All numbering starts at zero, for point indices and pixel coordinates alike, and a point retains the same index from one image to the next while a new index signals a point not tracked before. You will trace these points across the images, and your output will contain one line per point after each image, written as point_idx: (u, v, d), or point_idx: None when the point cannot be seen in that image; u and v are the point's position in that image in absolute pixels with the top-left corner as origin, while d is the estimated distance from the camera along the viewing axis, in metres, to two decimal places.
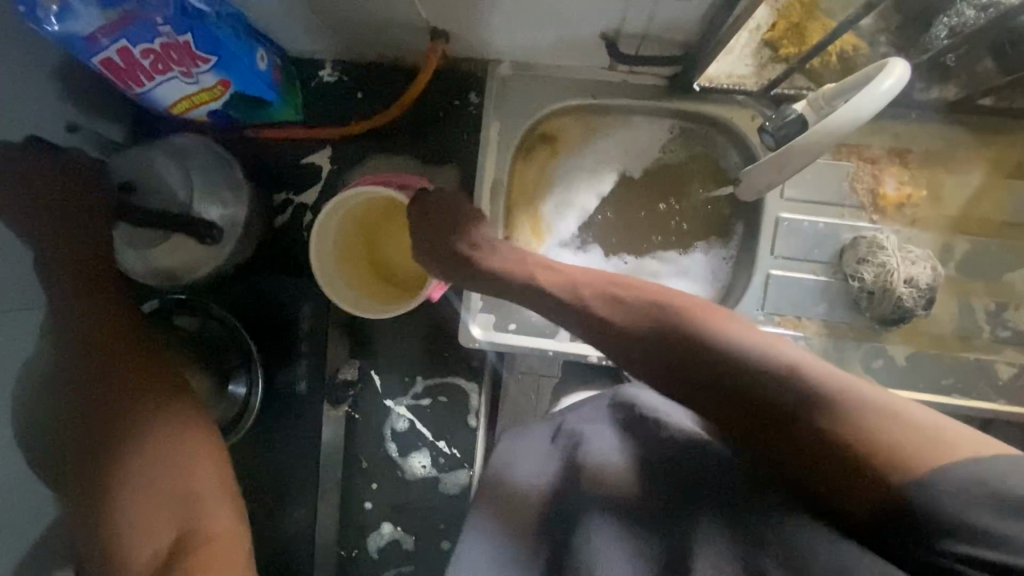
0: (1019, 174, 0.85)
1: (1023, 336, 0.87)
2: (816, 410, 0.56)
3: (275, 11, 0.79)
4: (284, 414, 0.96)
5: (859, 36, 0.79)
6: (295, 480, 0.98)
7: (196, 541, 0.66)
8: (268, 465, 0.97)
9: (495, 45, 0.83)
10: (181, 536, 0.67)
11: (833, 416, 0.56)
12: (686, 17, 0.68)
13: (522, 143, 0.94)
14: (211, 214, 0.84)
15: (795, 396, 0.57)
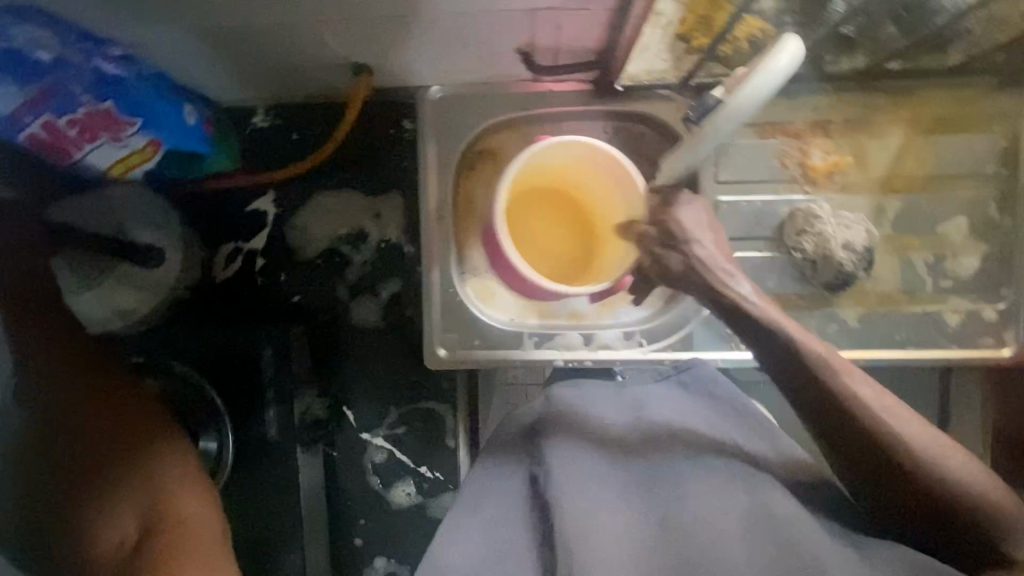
0: (937, 129, 0.88)
1: (965, 283, 0.89)
2: (882, 428, 0.68)
3: (195, 63, 0.79)
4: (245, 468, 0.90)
5: (765, 19, 0.80)
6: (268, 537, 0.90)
7: (164, 524, 0.67)
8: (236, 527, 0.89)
9: (417, 71, 0.85)
10: (143, 525, 0.66)
11: (896, 441, 0.68)
12: (589, 25, 0.69)
13: (463, 161, 0.95)
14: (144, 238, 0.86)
15: (868, 418, 0.69)
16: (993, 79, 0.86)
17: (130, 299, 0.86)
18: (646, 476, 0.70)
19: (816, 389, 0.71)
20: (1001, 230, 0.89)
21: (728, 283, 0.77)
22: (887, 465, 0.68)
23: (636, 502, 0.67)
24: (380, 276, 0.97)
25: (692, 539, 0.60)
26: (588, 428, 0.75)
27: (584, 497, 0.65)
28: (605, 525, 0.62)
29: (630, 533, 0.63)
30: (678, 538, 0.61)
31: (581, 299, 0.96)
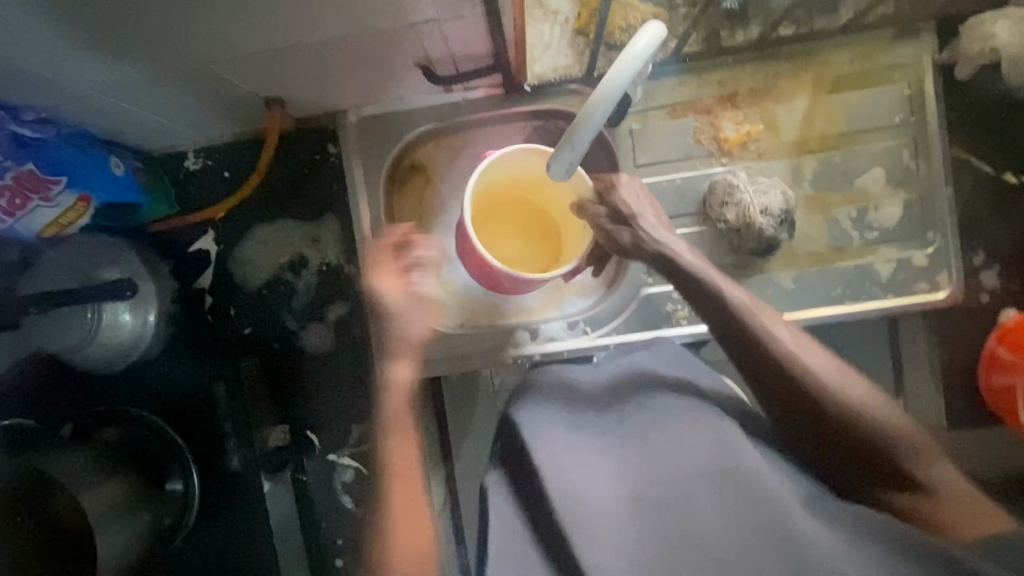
0: (840, 87, 0.90)
1: (891, 231, 0.91)
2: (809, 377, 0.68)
3: (125, 115, 0.81)
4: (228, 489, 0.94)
5: (658, 5, 0.89)
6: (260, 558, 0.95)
7: None
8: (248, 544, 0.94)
9: (331, 97, 0.88)
10: None
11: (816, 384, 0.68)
12: (473, 32, 0.72)
13: (393, 176, 0.97)
14: (112, 274, 0.87)
15: (795, 362, 0.69)
16: (890, 31, 0.88)
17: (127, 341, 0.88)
18: (628, 442, 0.68)
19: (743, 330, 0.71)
20: (918, 176, 0.90)
21: (664, 247, 0.77)
22: (812, 408, 0.68)
23: (625, 472, 0.65)
24: (326, 299, 0.99)
25: (675, 509, 0.61)
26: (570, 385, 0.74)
27: (569, 473, 0.64)
28: (591, 497, 0.63)
29: (610, 507, 0.62)
30: (664, 507, 0.61)
31: (525, 297, 0.97)
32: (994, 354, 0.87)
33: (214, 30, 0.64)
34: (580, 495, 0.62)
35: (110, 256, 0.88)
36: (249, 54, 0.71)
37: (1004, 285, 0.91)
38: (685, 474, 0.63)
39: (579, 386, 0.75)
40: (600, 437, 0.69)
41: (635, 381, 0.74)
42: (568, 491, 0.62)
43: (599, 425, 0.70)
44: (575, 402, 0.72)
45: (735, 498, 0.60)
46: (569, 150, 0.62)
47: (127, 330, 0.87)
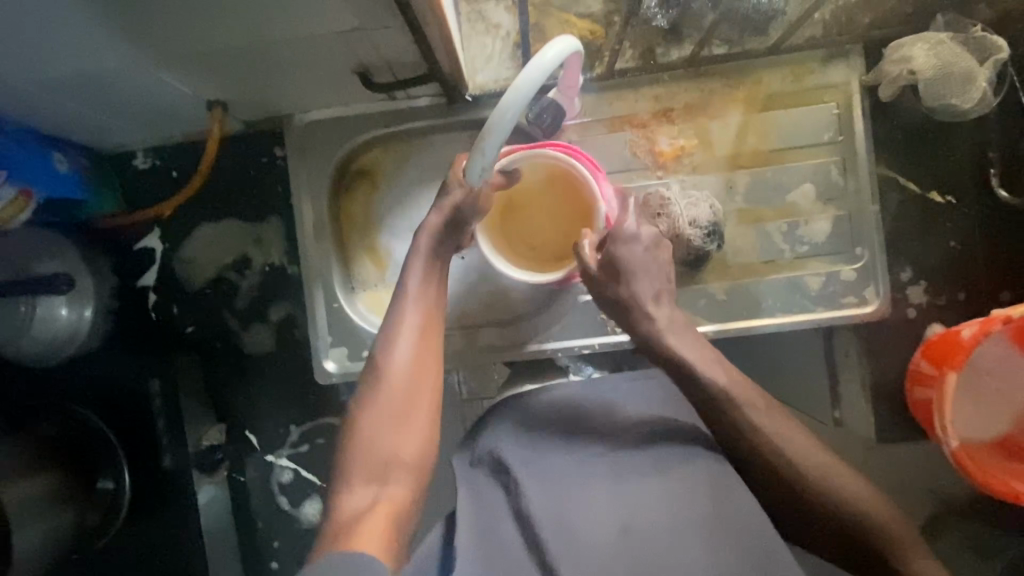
0: (771, 105, 0.92)
1: (820, 246, 0.93)
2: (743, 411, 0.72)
3: (63, 113, 0.82)
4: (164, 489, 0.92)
5: (594, 21, 0.92)
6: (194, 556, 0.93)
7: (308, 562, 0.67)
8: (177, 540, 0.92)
9: (274, 101, 0.90)
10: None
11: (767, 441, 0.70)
12: (401, 41, 0.74)
13: (339, 179, 0.98)
14: (48, 267, 0.87)
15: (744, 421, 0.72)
16: (820, 53, 0.91)
17: (61, 336, 0.89)
18: (617, 472, 0.69)
19: (697, 390, 0.74)
20: (846, 192, 0.92)
21: (641, 306, 0.78)
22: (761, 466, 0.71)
23: (613, 499, 0.66)
24: (268, 299, 1.00)
25: (657, 540, 0.62)
26: (568, 418, 0.76)
27: (559, 505, 0.66)
28: (581, 529, 0.63)
29: (598, 535, 0.63)
30: (646, 538, 0.62)
31: (466, 302, 0.98)
32: (918, 365, 0.88)
33: (142, 32, 0.66)
34: (572, 528, 0.63)
35: (49, 249, 0.88)
36: (182, 58, 0.74)
37: (930, 300, 0.93)
38: (664, 510, 0.64)
39: (575, 419, 0.75)
40: (588, 467, 0.70)
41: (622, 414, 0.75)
42: (558, 523, 0.64)
43: (591, 451, 0.72)
44: (573, 430, 0.74)
45: (719, 534, 0.62)
46: (480, 155, 0.65)
47: (61, 324, 0.88)
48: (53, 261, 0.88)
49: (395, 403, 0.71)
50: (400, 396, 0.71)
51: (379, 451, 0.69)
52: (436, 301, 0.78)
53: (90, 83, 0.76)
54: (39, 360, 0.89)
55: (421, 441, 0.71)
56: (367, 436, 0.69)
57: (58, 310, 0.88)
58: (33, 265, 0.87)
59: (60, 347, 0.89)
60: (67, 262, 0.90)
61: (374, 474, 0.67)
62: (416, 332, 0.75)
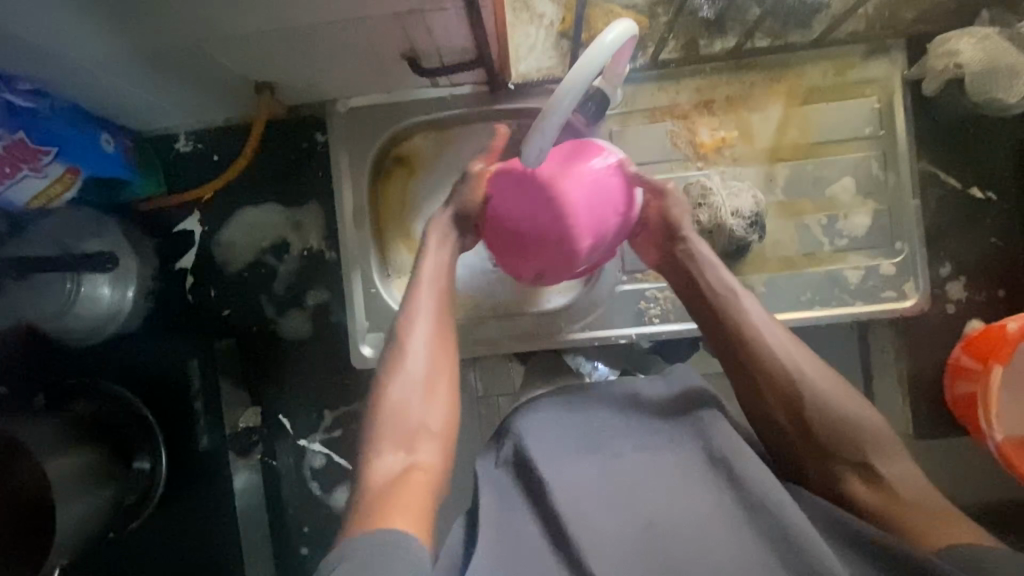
0: (812, 98, 0.93)
1: (859, 240, 0.93)
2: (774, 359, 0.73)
3: (112, 92, 0.82)
4: (194, 474, 0.92)
5: (639, 12, 0.92)
6: (218, 545, 0.92)
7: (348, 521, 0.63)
8: (201, 524, 0.92)
9: (318, 85, 0.91)
10: None
11: (819, 406, 0.70)
12: (455, 25, 0.75)
13: (378, 166, 0.99)
14: (93, 247, 0.88)
15: (784, 375, 0.72)
16: (862, 47, 0.91)
17: (102, 317, 0.89)
18: (647, 472, 0.67)
19: (733, 346, 0.76)
20: (886, 187, 0.93)
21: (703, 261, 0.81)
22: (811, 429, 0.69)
23: (636, 497, 0.64)
24: (305, 284, 1.00)
25: (686, 538, 0.60)
26: (592, 416, 0.73)
27: (583, 498, 0.65)
28: (607, 525, 0.62)
29: (623, 532, 0.62)
30: (672, 533, 0.61)
31: (502, 291, 0.99)
32: (958, 360, 0.88)
33: (202, 13, 0.67)
34: (594, 521, 0.62)
35: (94, 229, 0.90)
36: (238, 37, 0.74)
37: (970, 296, 0.93)
38: (687, 502, 0.63)
39: (598, 416, 0.73)
40: (614, 466, 0.67)
41: (642, 406, 0.74)
42: (579, 520, 0.63)
43: (614, 448, 0.69)
44: (596, 427, 0.72)
45: (748, 524, 0.62)
46: (539, 135, 0.66)
47: (103, 305, 0.89)
48: (96, 242, 0.89)
49: (416, 387, 0.70)
50: (418, 379, 0.71)
51: (405, 425, 0.68)
52: (443, 289, 0.78)
53: (142, 62, 0.77)
54: (81, 339, 0.90)
55: (442, 417, 0.70)
56: (387, 416, 0.69)
57: (102, 290, 0.89)
58: (79, 244, 0.87)
59: (101, 328, 0.90)
60: (111, 244, 0.91)
61: (402, 441, 0.67)
62: (429, 321, 0.75)
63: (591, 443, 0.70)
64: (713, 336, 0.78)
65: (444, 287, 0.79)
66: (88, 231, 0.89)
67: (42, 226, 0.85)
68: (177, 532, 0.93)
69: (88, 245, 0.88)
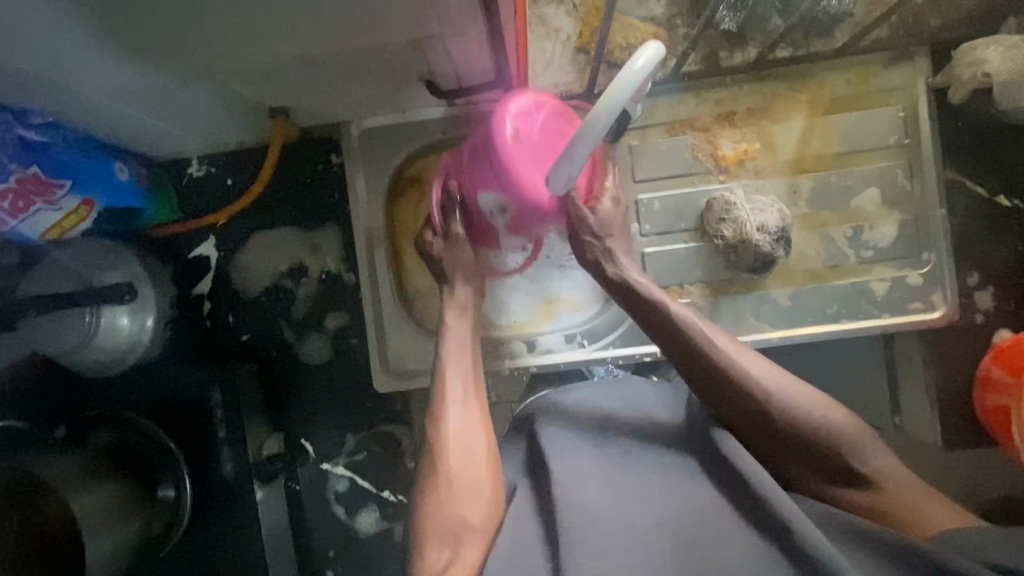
0: (835, 108, 0.91)
1: (886, 251, 0.91)
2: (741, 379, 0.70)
3: (127, 119, 0.81)
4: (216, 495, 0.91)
5: (658, 24, 0.90)
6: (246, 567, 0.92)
7: None
8: (229, 548, 0.91)
9: (334, 107, 0.89)
10: None
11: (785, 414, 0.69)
12: (476, 47, 0.74)
13: (394, 186, 0.98)
14: (110, 278, 0.87)
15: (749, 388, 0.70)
16: (885, 55, 0.90)
17: (122, 348, 0.88)
18: (654, 477, 0.66)
19: (695, 356, 0.73)
20: (912, 196, 0.91)
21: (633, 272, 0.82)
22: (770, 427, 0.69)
23: (643, 500, 0.64)
24: (325, 307, 0.99)
25: (696, 539, 0.59)
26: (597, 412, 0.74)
27: (594, 488, 0.64)
28: (612, 519, 0.61)
29: (632, 529, 0.61)
30: (687, 543, 0.59)
31: (522, 311, 0.98)
32: (989, 372, 0.87)
33: (221, 42, 0.66)
34: (601, 515, 0.61)
35: (111, 259, 0.88)
36: (257, 62, 0.72)
37: (998, 305, 0.92)
38: (699, 514, 0.62)
39: (603, 415, 0.74)
40: (621, 477, 0.66)
41: (651, 425, 0.72)
42: (576, 507, 0.62)
43: (620, 455, 0.69)
44: (600, 426, 0.73)
45: (753, 526, 0.60)
46: (568, 161, 0.64)
47: (122, 335, 0.87)
48: (113, 273, 0.88)
49: (456, 462, 0.69)
50: (458, 463, 0.69)
51: (449, 517, 0.66)
52: (472, 356, 0.80)
53: (157, 90, 0.75)
54: (101, 369, 0.88)
55: (485, 502, 0.68)
56: (433, 508, 0.67)
57: (121, 320, 0.87)
58: (97, 275, 0.86)
59: (122, 359, 0.89)
60: (129, 272, 0.90)
61: (444, 539, 0.65)
62: (463, 404, 0.74)
63: (597, 442, 0.71)
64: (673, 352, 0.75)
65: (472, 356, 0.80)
66: (105, 261, 0.88)
67: (59, 258, 0.84)
68: (200, 559, 0.92)
69: (106, 275, 0.87)
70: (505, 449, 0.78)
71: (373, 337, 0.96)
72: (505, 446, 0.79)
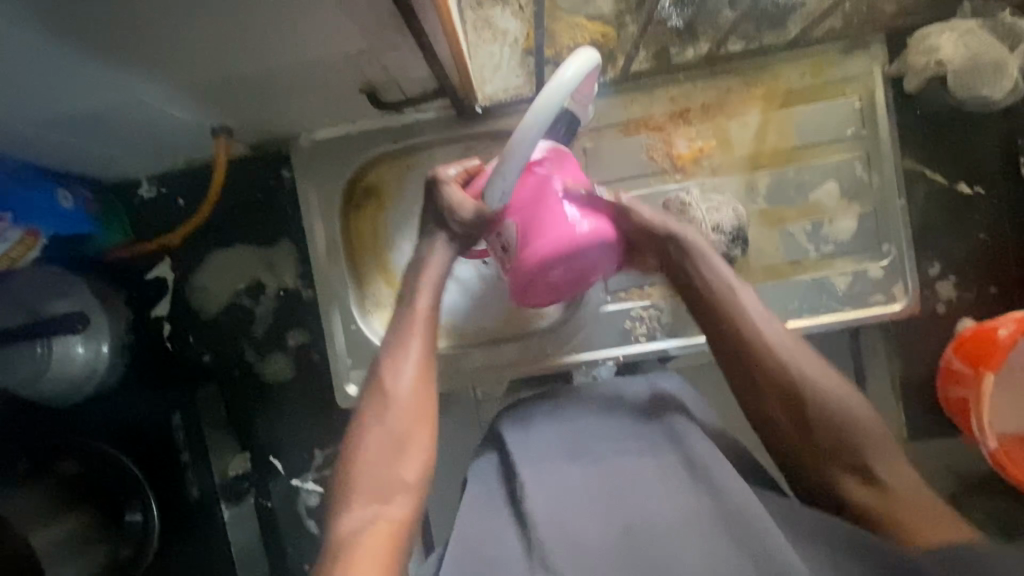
0: (790, 101, 0.89)
1: (846, 244, 0.90)
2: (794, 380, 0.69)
3: (64, 147, 0.79)
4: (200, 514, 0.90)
5: (607, 23, 0.88)
6: None
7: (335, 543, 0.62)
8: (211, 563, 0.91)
9: (279, 123, 0.87)
10: None
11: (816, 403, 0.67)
12: (411, 60, 0.72)
13: (348, 199, 0.96)
14: (61, 308, 0.86)
15: (790, 373, 0.69)
16: (839, 45, 0.88)
17: (80, 377, 0.87)
18: (627, 482, 0.65)
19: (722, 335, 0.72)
20: (871, 188, 0.90)
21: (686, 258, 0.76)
22: (802, 420, 0.68)
23: (615, 509, 0.63)
24: (284, 325, 0.98)
25: (665, 547, 0.59)
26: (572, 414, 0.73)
27: (559, 508, 0.64)
28: (583, 538, 0.62)
29: (602, 542, 0.61)
30: (644, 546, 0.60)
31: (484, 319, 0.97)
32: (950, 364, 0.86)
33: (146, 69, 0.64)
34: (572, 537, 0.62)
35: (62, 288, 0.87)
36: (186, 84, 0.70)
37: (960, 295, 0.91)
38: (665, 515, 0.62)
39: (576, 418, 0.73)
40: (600, 474, 0.67)
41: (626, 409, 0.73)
42: (548, 520, 0.63)
43: (596, 450, 0.69)
44: (572, 434, 0.71)
45: (726, 531, 0.60)
46: (502, 177, 0.63)
47: (78, 365, 0.86)
48: (65, 302, 0.86)
49: (392, 427, 0.67)
50: (396, 426, 0.67)
51: (384, 473, 0.65)
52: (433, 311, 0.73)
53: (91, 118, 0.74)
54: (62, 399, 0.87)
55: (422, 459, 0.67)
56: (364, 462, 0.66)
57: (75, 349, 0.86)
58: (50, 306, 0.85)
59: (80, 389, 0.88)
60: (82, 301, 0.88)
61: (377, 492, 0.64)
62: (418, 347, 0.71)
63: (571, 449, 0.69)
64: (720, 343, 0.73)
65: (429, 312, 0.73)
66: (59, 290, 0.87)
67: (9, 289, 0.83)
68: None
69: (58, 304, 0.86)
70: (482, 452, 0.76)
71: (335, 352, 0.95)
72: (483, 448, 0.77)
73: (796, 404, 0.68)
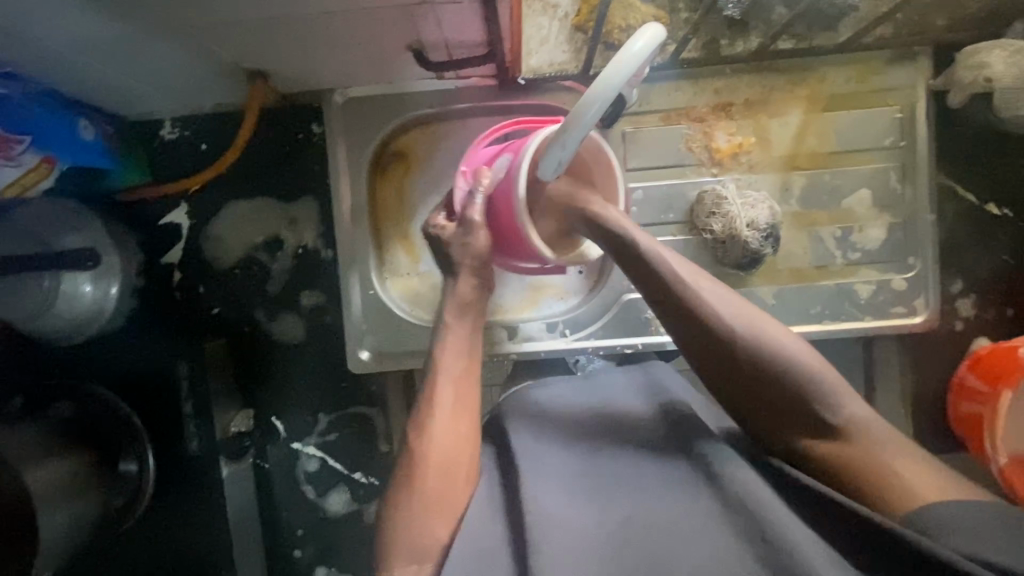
0: (832, 105, 0.89)
1: (873, 254, 0.91)
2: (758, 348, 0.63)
3: (91, 78, 0.75)
4: (198, 464, 0.88)
5: (660, 7, 0.87)
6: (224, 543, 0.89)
7: None
8: (205, 517, 0.88)
9: (316, 74, 0.85)
10: None
11: (791, 376, 0.62)
12: (469, 18, 0.70)
13: (377, 161, 0.94)
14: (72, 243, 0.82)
15: (754, 348, 0.63)
16: (887, 54, 0.88)
17: (88, 316, 0.83)
18: (627, 464, 0.62)
19: (674, 301, 0.67)
20: (902, 200, 0.90)
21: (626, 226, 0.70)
22: (771, 403, 0.63)
23: (616, 491, 0.60)
24: (300, 284, 0.96)
25: (662, 536, 0.55)
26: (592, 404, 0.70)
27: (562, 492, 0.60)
28: (578, 521, 0.57)
29: (592, 529, 0.57)
30: (650, 538, 0.55)
31: (503, 296, 0.96)
32: (965, 381, 0.87)
33: (198, 5, 0.61)
34: (567, 519, 0.57)
35: (74, 223, 0.83)
36: (234, 27, 0.67)
37: (978, 313, 0.93)
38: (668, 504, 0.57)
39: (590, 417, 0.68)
40: (603, 462, 0.63)
41: (617, 413, 0.68)
42: (540, 507, 0.57)
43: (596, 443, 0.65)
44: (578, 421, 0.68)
45: (725, 518, 0.55)
46: (559, 148, 0.62)
47: (83, 305, 0.82)
48: (73, 238, 0.82)
49: (438, 458, 0.64)
50: (438, 475, 0.63)
51: (419, 541, 0.60)
52: (471, 358, 0.72)
53: (126, 51, 0.70)
54: (65, 335, 0.83)
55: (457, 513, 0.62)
56: (406, 523, 0.61)
57: (83, 287, 0.82)
58: (63, 239, 0.81)
59: (85, 329, 0.84)
60: (97, 238, 0.85)
61: (416, 554, 0.60)
62: (453, 386, 0.69)
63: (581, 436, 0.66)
64: (673, 313, 0.67)
65: (471, 361, 0.72)
66: (72, 224, 0.83)
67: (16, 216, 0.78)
68: (153, 544, 0.88)
69: (68, 239, 0.81)
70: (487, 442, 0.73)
71: (350, 316, 0.93)
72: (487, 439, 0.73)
73: (761, 386, 0.63)
